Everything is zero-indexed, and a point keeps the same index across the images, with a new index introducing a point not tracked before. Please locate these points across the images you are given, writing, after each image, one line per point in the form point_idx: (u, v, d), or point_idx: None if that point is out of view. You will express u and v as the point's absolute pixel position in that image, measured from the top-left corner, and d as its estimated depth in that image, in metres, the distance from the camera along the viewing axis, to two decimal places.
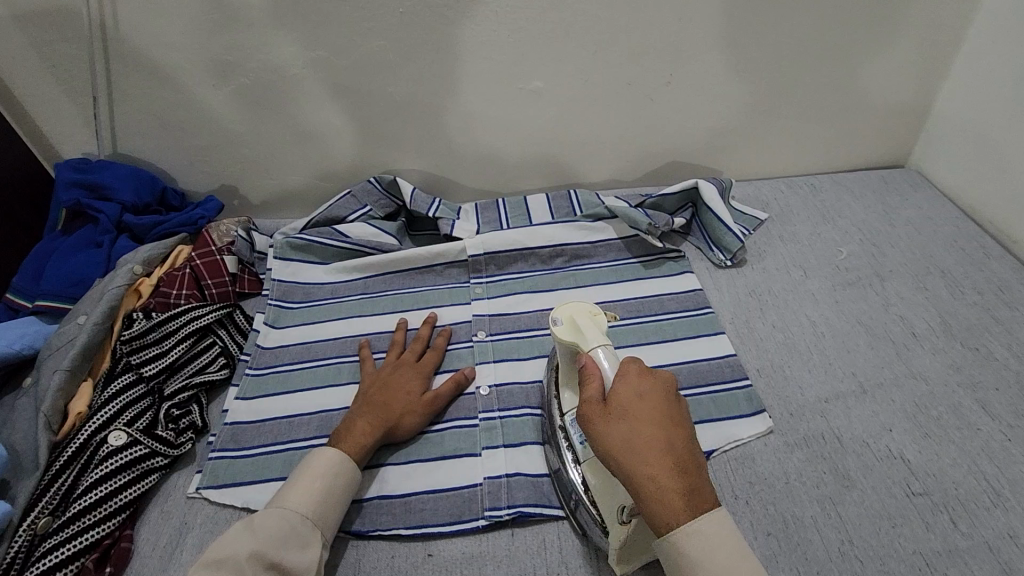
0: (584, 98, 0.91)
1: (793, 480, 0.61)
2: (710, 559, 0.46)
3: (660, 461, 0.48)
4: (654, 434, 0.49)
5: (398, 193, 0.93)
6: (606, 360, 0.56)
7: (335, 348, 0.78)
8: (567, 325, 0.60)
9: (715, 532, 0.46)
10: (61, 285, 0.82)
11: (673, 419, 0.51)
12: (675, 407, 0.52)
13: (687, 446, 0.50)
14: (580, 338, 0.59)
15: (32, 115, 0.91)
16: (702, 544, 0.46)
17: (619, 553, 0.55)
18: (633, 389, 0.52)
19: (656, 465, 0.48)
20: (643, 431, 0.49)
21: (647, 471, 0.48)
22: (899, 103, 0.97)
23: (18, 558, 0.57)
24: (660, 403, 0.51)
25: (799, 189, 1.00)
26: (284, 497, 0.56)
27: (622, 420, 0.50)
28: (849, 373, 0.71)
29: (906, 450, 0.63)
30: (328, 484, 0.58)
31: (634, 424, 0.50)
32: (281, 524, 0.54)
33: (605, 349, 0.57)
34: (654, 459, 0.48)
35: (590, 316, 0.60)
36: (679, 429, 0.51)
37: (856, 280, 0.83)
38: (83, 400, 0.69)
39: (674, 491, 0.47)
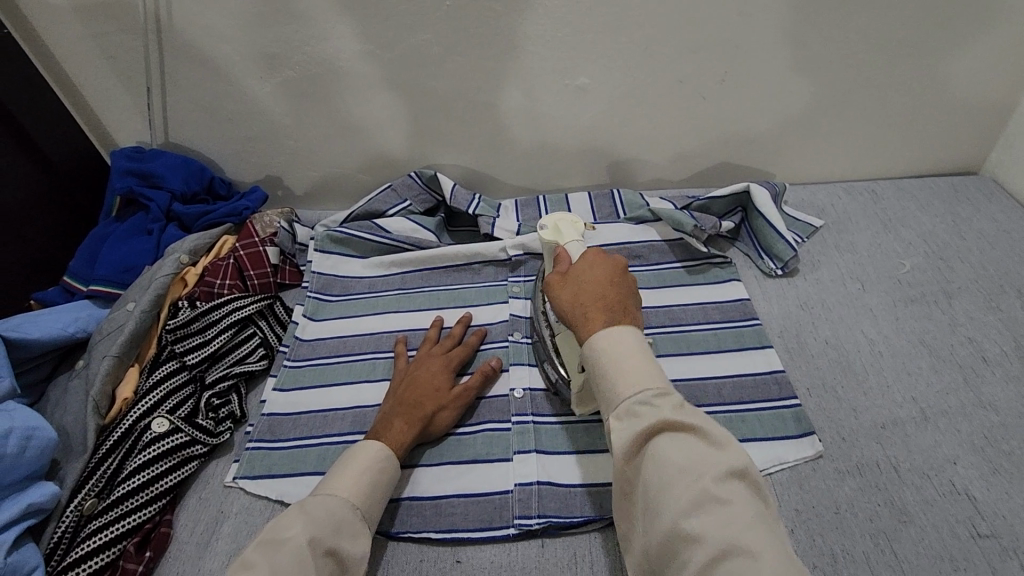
0: (633, 95, 0.87)
1: (844, 511, 0.58)
2: (611, 354, 0.50)
3: (587, 294, 0.55)
4: (586, 280, 0.56)
5: (438, 188, 0.91)
6: (577, 252, 0.63)
7: (372, 344, 0.78)
8: (551, 228, 0.66)
9: (628, 337, 0.51)
10: (112, 271, 0.85)
11: (612, 274, 0.57)
12: (618, 271, 0.58)
13: (618, 291, 0.55)
14: (558, 236, 0.66)
15: (89, 103, 0.93)
16: (608, 348, 0.51)
17: (578, 395, 0.64)
18: (585, 255, 0.59)
19: (585, 300, 0.54)
20: (581, 279, 0.57)
21: (577, 305, 0.55)
22: (976, 105, 0.90)
23: (64, 538, 0.59)
24: (608, 266, 0.58)
25: (859, 195, 0.94)
26: (334, 485, 0.56)
27: (565, 278, 0.58)
28: (909, 398, 0.66)
29: (972, 486, 0.58)
30: (375, 477, 0.57)
31: (573, 277, 0.57)
32: (335, 512, 0.53)
33: (578, 245, 0.64)
34: (584, 297, 0.55)
35: (574, 223, 0.67)
36: (616, 280, 0.56)
37: (920, 296, 0.77)
38: (129, 387, 0.71)
39: (594, 313, 0.53)
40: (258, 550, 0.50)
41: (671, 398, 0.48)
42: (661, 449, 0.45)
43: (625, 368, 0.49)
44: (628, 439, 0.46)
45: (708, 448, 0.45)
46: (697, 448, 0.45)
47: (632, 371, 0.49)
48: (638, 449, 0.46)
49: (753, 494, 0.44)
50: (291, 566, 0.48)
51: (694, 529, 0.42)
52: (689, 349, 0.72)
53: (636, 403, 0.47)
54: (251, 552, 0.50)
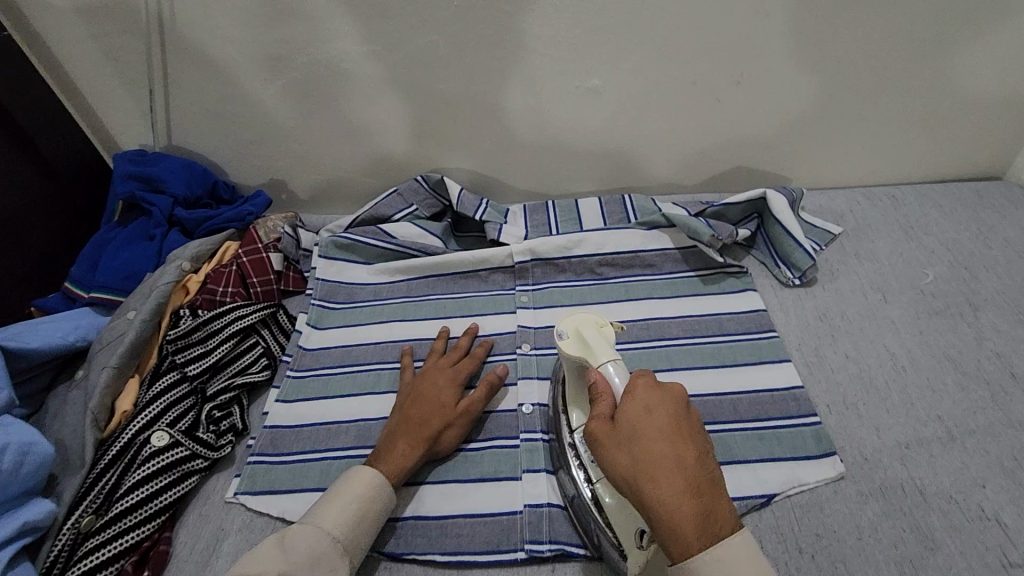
0: (645, 98, 0.85)
1: (866, 537, 0.55)
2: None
3: (669, 477, 0.43)
4: (659, 448, 0.44)
5: (444, 192, 0.90)
6: (621, 378, 0.53)
7: (376, 354, 0.76)
8: (573, 337, 0.57)
9: (739, 553, 0.42)
10: (113, 278, 0.84)
11: (685, 437, 0.46)
12: (687, 425, 0.47)
13: (702, 465, 0.45)
14: (588, 352, 0.56)
15: (92, 105, 0.92)
16: (720, 573, 0.41)
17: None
18: (644, 406, 0.47)
19: (667, 482, 0.43)
20: (652, 449, 0.44)
21: (657, 494, 0.43)
22: (1003, 108, 0.86)
23: (60, 557, 0.57)
24: (673, 422, 0.46)
25: (879, 201, 0.91)
26: (319, 513, 0.54)
27: (629, 444, 0.45)
28: (934, 416, 0.64)
29: (1002, 511, 0.56)
30: (363, 505, 0.55)
31: (641, 445, 0.45)
32: (311, 544, 0.52)
33: (614, 364, 0.54)
34: (668, 487, 0.43)
35: (597, 328, 0.58)
36: (691, 445, 0.45)
37: (944, 308, 0.74)
38: (129, 399, 0.70)
39: (687, 516, 0.42)
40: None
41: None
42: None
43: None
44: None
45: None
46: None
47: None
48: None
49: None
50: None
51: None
52: (704, 363, 0.70)
53: None
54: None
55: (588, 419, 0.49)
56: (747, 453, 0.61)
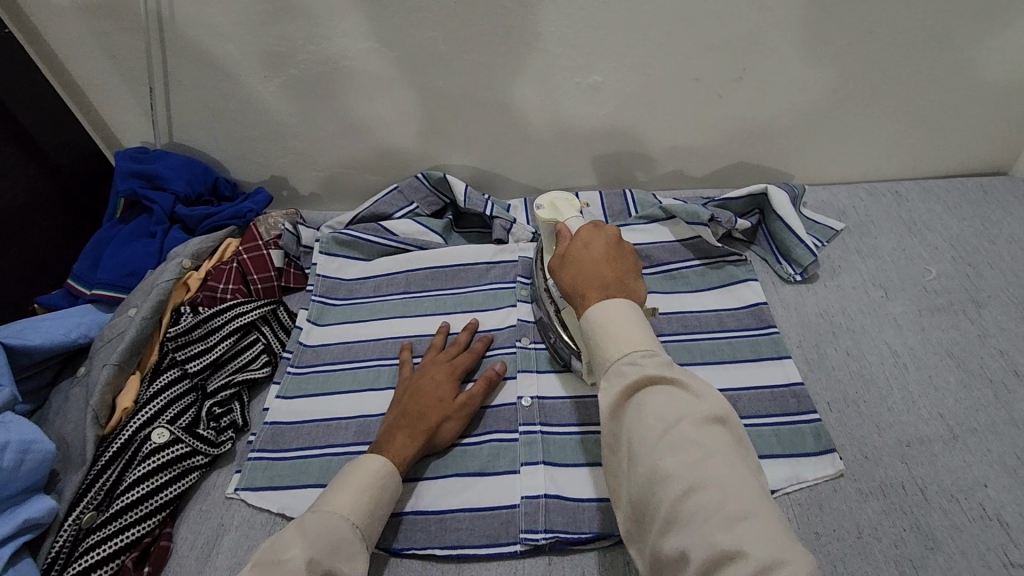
0: (646, 94, 0.84)
1: (866, 535, 0.55)
2: (605, 325, 0.51)
3: (580, 268, 0.57)
4: (582, 255, 0.58)
5: (447, 190, 0.89)
6: (576, 226, 0.65)
7: (377, 350, 0.76)
8: (547, 207, 0.69)
9: (618, 302, 0.52)
10: (115, 276, 0.84)
11: (612, 256, 0.57)
12: (618, 250, 0.58)
13: (619, 277, 0.55)
14: (557, 214, 0.68)
15: (93, 103, 0.92)
16: (599, 315, 0.51)
17: (588, 365, 0.65)
18: (585, 237, 0.59)
19: (579, 273, 0.56)
20: (576, 256, 0.58)
21: (571, 282, 0.56)
22: (1009, 101, 0.85)
23: (62, 552, 0.58)
24: (606, 246, 0.58)
25: (882, 196, 0.90)
26: (333, 500, 0.54)
27: (567, 261, 0.58)
28: (936, 414, 0.63)
29: (1004, 511, 0.55)
30: (375, 493, 0.55)
31: (574, 258, 0.58)
32: (333, 531, 0.51)
33: (578, 221, 0.66)
34: (583, 278, 0.56)
35: (568, 201, 0.69)
36: (615, 262, 0.57)
37: (947, 305, 0.74)
38: (130, 397, 0.70)
39: (588, 285, 0.55)
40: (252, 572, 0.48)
41: (659, 358, 0.48)
42: (651, 400, 0.46)
43: (618, 337, 0.50)
44: (615, 394, 0.47)
45: (688, 396, 0.46)
46: (675, 398, 0.46)
47: (626, 335, 0.50)
48: (628, 402, 0.47)
49: (730, 439, 0.45)
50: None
51: (668, 468, 0.43)
52: (703, 358, 0.69)
53: (624, 362, 0.48)
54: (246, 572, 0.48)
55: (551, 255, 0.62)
56: None
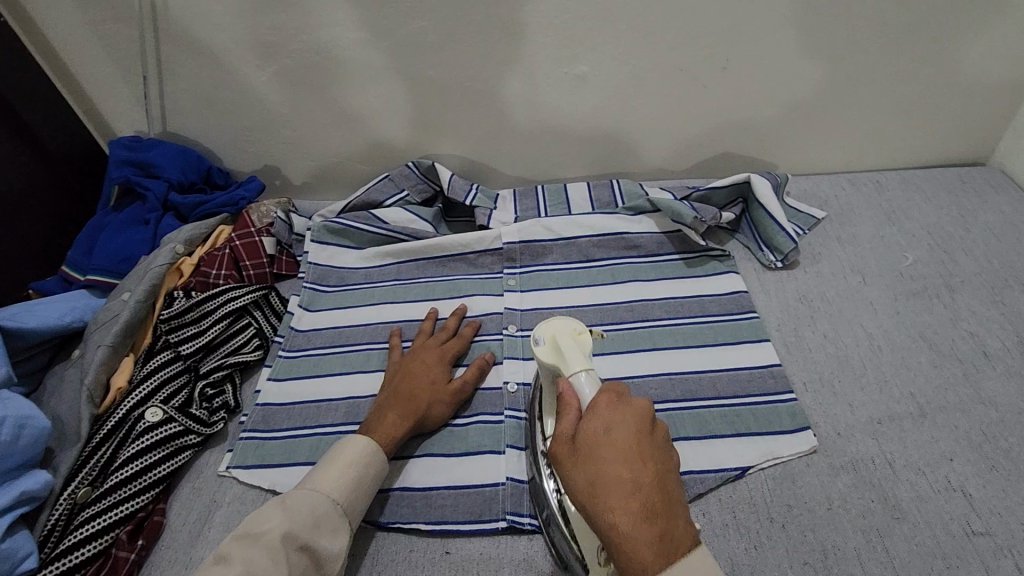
0: (632, 84, 0.86)
1: (836, 507, 0.57)
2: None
3: (623, 500, 0.43)
4: (614, 467, 0.45)
5: (435, 178, 0.91)
6: (587, 389, 0.52)
7: (366, 335, 0.78)
8: (549, 345, 0.56)
9: (697, 572, 0.41)
10: (109, 261, 0.86)
11: (644, 451, 0.46)
12: (651, 443, 0.47)
13: (658, 481, 0.45)
14: (562, 360, 0.54)
15: (87, 92, 0.93)
16: None
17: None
18: (602, 419, 0.48)
19: (621, 507, 0.43)
20: (607, 469, 0.45)
21: (611, 517, 0.43)
22: (987, 93, 0.87)
23: (57, 526, 0.60)
24: (631, 434, 0.46)
25: (863, 186, 0.92)
26: (316, 478, 0.56)
27: (581, 457, 0.46)
28: (907, 393, 0.65)
29: (968, 483, 0.57)
30: (361, 470, 0.57)
31: (596, 460, 0.45)
32: (312, 505, 0.53)
33: (587, 374, 0.53)
34: (617, 502, 0.43)
35: (573, 336, 0.56)
36: (650, 460, 0.46)
37: (922, 290, 0.76)
38: (124, 376, 0.72)
39: (640, 540, 0.42)
40: (233, 543, 0.51)
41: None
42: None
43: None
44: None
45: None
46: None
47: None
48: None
49: None
50: (265, 561, 0.49)
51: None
52: (685, 343, 0.71)
53: None
54: (229, 545, 0.51)
55: (554, 433, 0.50)
56: (723, 428, 0.63)
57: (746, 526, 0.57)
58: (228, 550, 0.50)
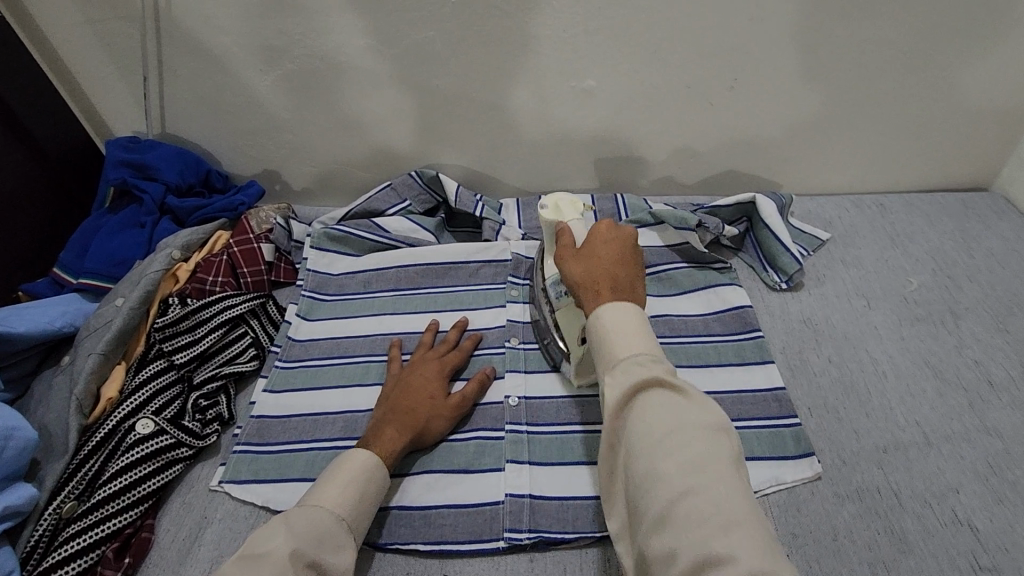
0: (639, 100, 0.85)
1: (841, 537, 0.56)
2: (611, 328, 0.51)
3: (594, 266, 0.56)
4: (596, 253, 0.58)
5: (439, 189, 0.89)
6: (579, 231, 0.65)
7: (365, 346, 0.76)
8: (551, 207, 0.68)
9: (626, 308, 0.52)
10: (102, 264, 0.84)
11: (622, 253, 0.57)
12: (631, 249, 0.58)
13: (625, 268, 0.56)
14: (559, 215, 0.67)
15: (86, 91, 0.92)
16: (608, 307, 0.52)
17: (577, 367, 0.67)
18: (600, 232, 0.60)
19: (592, 270, 0.56)
20: (590, 254, 0.58)
21: (583, 275, 0.57)
22: (993, 119, 0.88)
23: (40, 542, 0.58)
24: (619, 240, 0.58)
25: (867, 208, 0.92)
26: (321, 494, 0.54)
27: (576, 253, 0.60)
28: (913, 422, 0.65)
29: (974, 517, 0.57)
30: (362, 486, 0.55)
31: (585, 252, 0.59)
32: (318, 522, 0.51)
33: (579, 223, 0.66)
34: (589, 266, 0.57)
35: (573, 204, 0.69)
36: (625, 261, 0.57)
37: (926, 315, 0.76)
38: (115, 386, 0.70)
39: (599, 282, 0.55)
40: None
41: (660, 364, 0.48)
42: (648, 405, 0.46)
43: (623, 337, 0.50)
44: (619, 391, 0.47)
45: (688, 403, 0.46)
46: (682, 408, 0.45)
47: (631, 338, 0.50)
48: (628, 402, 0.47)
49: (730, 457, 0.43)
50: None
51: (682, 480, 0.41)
52: (688, 361, 0.70)
53: (630, 361, 0.48)
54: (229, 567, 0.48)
55: (556, 250, 0.64)
56: None
57: None
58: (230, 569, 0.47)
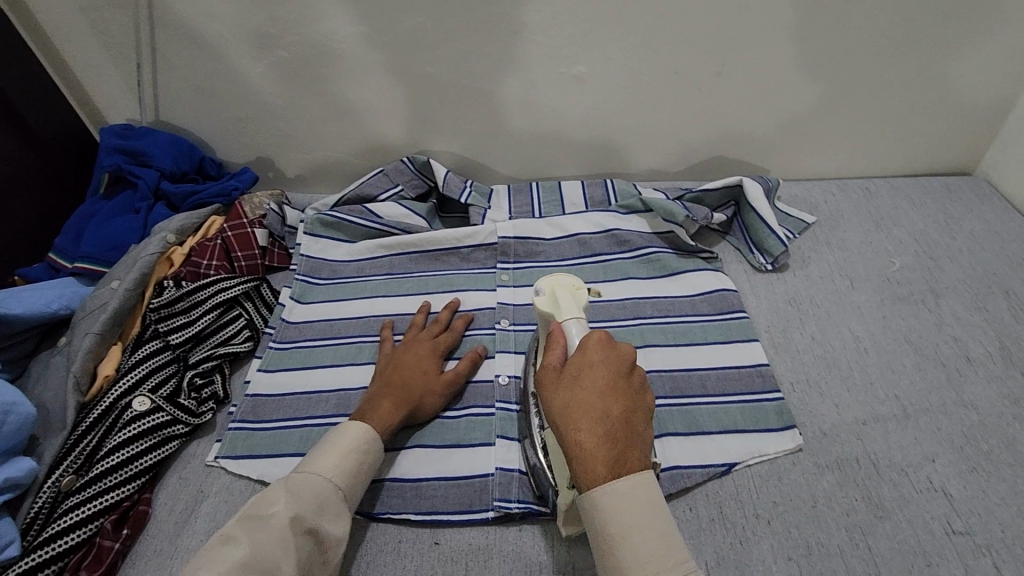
0: (628, 86, 0.87)
1: (820, 505, 0.58)
2: (623, 528, 0.46)
3: (589, 422, 0.49)
4: (588, 400, 0.50)
5: (430, 174, 0.91)
6: (576, 334, 0.57)
7: (358, 328, 0.78)
8: (548, 296, 0.60)
9: (634, 490, 0.47)
10: (99, 249, 0.85)
11: (619, 391, 0.51)
12: (623, 378, 0.52)
13: (625, 416, 0.50)
14: (556, 308, 0.59)
15: (79, 78, 0.92)
16: (613, 500, 0.47)
17: (564, 514, 0.56)
18: (590, 358, 0.53)
19: (588, 428, 0.49)
20: (582, 398, 0.51)
21: (576, 436, 0.49)
22: (976, 105, 0.89)
23: (40, 514, 0.59)
24: (614, 374, 0.52)
25: (853, 192, 0.94)
26: (318, 463, 0.55)
27: (567, 383, 0.52)
28: (892, 396, 0.66)
29: (949, 484, 0.59)
30: (358, 459, 0.57)
31: (575, 388, 0.51)
32: (317, 492, 0.53)
33: (577, 323, 0.58)
34: (584, 422, 0.49)
35: (572, 290, 0.60)
36: (619, 398, 0.51)
37: (908, 295, 0.77)
38: (111, 364, 0.71)
39: (598, 456, 0.48)
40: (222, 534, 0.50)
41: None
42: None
43: (644, 549, 0.46)
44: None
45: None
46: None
47: (651, 548, 0.46)
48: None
49: None
50: (272, 544, 0.49)
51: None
52: (675, 341, 0.72)
53: None
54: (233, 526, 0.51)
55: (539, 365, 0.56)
56: (710, 425, 0.64)
57: (732, 520, 0.58)
58: (234, 531, 0.50)
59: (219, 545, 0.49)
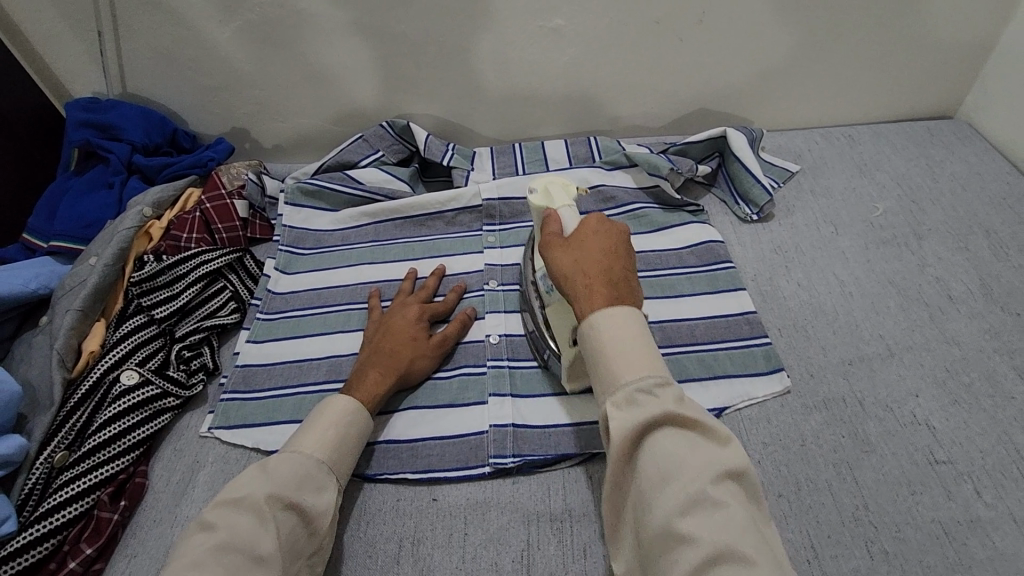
0: (609, 38, 0.85)
1: (809, 442, 0.59)
2: (611, 345, 0.50)
3: (591, 269, 0.54)
4: (589, 256, 0.55)
5: (411, 139, 0.89)
6: (570, 218, 0.60)
7: (346, 296, 0.77)
8: (541, 193, 0.62)
9: (628, 319, 0.50)
10: (73, 226, 0.83)
11: (614, 255, 0.55)
12: (621, 242, 0.57)
13: (622, 269, 0.55)
14: (549, 202, 0.62)
15: (40, 51, 0.89)
16: (608, 321, 0.50)
17: (569, 371, 0.62)
18: (589, 228, 0.57)
19: (590, 273, 0.54)
20: (586, 253, 0.55)
21: (581, 277, 0.54)
22: (958, 46, 0.88)
23: (36, 489, 0.59)
24: (610, 238, 0.57)
25: (836, 140, 0.93)
26: (300, 441, 0.55)
27: (563, 247, 0.57)
28: (876, 335, 0.68)
29: (932, 417, 0.60)
30: (342, 432, 0.56)
31: (575, 247, 0.56)
32: (300, 468, 0.53)
33: (570, 210, 0.61)
34: (588, 274, 0.54)
35: (564, 187, 0.63)
36: (618, 257, 0.55)
37: (891, 238, 0.78)
38: (95, 340, 0.70)
39: (598, 288, 0.53)
40: (219, 509, 0.50)
41: (672, 389, 0.48)
42: (657, 441, 0.45)
43: (624, 361, 0.49)
44: (627, 425, 0.46)
45: (703, 440, 0.45)
46: (696, 446, 0.45)
47: (634, 360, 0.49)
48: (638, 438, 0.46)
49: (746, 499, 0.43)
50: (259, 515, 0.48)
51: (686, 530, 0.41)
52: (664, 293, 0.72)
53: (636, 390, 0.47)
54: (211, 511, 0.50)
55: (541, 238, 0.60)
56: (700, 371, 0.65)
57: None
58: (220, 506, 0.50)
59: (197, 530, 0.49)
